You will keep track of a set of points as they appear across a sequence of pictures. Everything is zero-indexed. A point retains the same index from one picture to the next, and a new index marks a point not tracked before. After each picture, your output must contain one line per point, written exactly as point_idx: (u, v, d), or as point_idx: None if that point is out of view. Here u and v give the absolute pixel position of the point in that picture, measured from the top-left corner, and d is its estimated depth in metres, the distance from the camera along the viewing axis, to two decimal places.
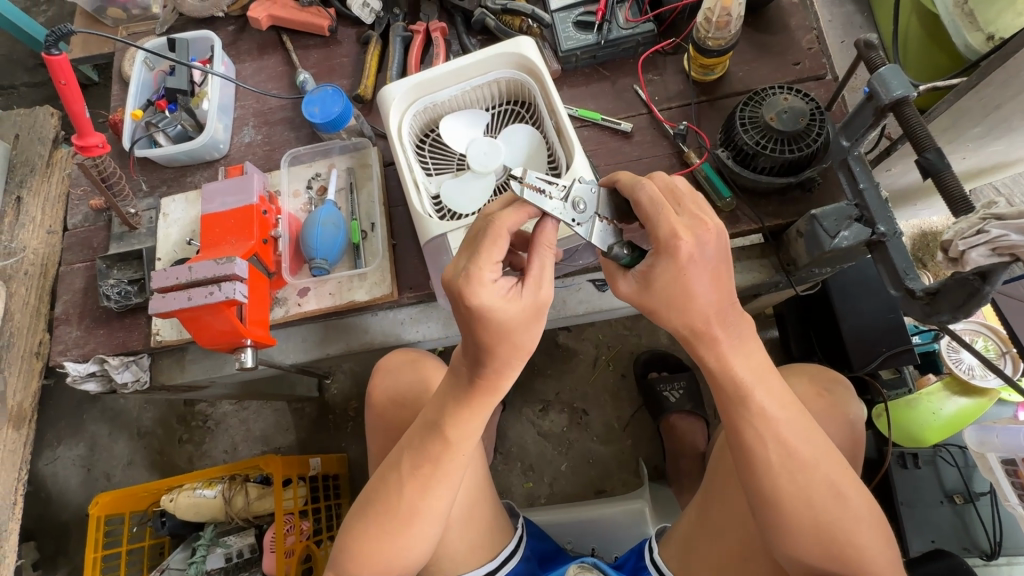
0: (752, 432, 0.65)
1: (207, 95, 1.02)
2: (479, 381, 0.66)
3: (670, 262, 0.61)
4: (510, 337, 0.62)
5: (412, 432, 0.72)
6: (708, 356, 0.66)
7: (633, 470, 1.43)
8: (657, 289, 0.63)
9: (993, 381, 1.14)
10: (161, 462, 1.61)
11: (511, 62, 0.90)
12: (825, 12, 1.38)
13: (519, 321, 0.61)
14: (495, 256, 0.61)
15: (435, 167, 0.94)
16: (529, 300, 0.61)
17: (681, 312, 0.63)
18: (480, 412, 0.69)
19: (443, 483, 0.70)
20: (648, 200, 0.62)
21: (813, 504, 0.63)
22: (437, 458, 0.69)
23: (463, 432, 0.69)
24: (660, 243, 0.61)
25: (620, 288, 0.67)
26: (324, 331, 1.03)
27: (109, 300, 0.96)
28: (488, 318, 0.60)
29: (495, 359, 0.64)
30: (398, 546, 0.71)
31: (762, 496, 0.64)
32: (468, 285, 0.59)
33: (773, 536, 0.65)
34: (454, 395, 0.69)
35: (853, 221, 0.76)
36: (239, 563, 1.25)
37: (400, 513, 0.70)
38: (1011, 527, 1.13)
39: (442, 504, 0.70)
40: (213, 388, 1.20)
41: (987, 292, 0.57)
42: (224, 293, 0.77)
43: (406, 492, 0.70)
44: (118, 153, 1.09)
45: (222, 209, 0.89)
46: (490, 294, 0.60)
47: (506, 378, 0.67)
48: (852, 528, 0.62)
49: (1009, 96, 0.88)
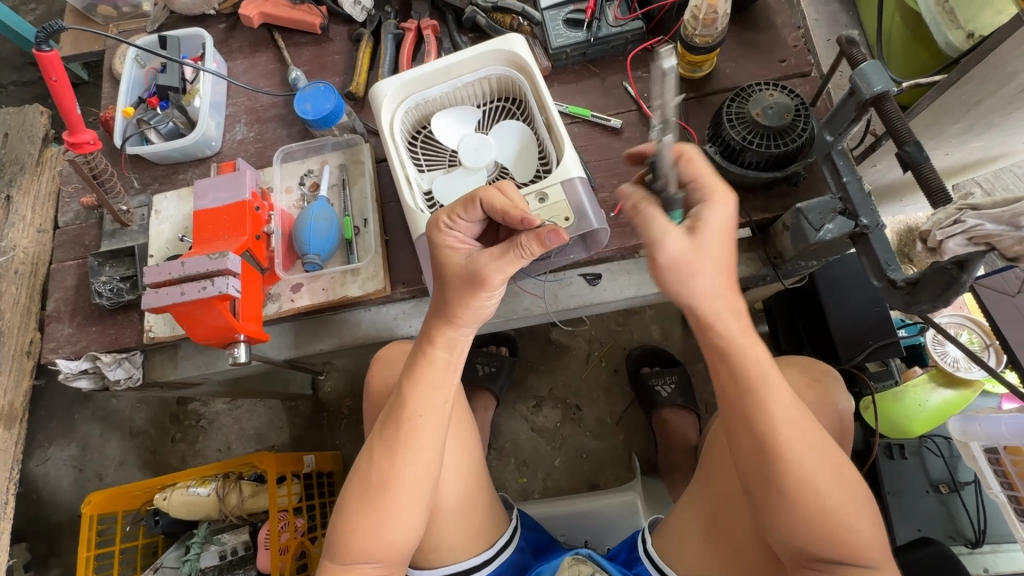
0: (762, 420, 0.64)
1: (199, 92, 1.03)
2: (424, 338, 0.73)
3: (722, 211, 0.67)
4: (448, 296, 0.69)
5: (380, 414, 0.74)
6: (729, 338, 0.67)
7: (626, 465, 1.44)
8: (707, 241, 0.66)
9: (976, 372, 1.17)
10: (154, 461, 1.61)
11: (501, 58, 0.91)
12: (812, 11, 1.40)
13: (454, 277, 0.68)
14: (454, 214, 0.70)
15: (426, 163, 0.94)
16: (469, 269, 0.67)
17: (709, 271, 0.66)
18: (432, 373, 0.72)
19: (411, 451, 0.71)
20: (699, 160, 0.69)
21: (815, 491, 0.62)
22: (400, 422, 0.71)
23: (418, 394, 0.71)
24: (709, 195, 0.68)
25: (667, 247, 0.65)
26: (318, 327, 1.04)
27: (101, 297, 0.96)
28: (433, 257, 0.71)
29: (432, 309, 0.72)
30: (375, 521, 0.70)
31: (766, 485, 0.64)
32: (432, 225, 0.71)
33: (769, 521, 0.65)
34: (412, 357, 0.74)
35: (837, 214, 0.77)
36: (234, 560, 1.25)
37: (373, 484, 0.71)
38: (993, 514, 1.16)
39: (412, 474, 0.71)
40: (207, 386, 1.20)
41: (964, 280, 0.59)
42: (218, 287, 0.78)
43: (376, 460, 0.72)
44: (110, 150, 1.09)
45: (214, 205, 0.89)
46: (443, 237, 0.71)
47: (443, 339, 0.72)
48: (850, 514, 0.63)
49: (989, 92, 0.90)
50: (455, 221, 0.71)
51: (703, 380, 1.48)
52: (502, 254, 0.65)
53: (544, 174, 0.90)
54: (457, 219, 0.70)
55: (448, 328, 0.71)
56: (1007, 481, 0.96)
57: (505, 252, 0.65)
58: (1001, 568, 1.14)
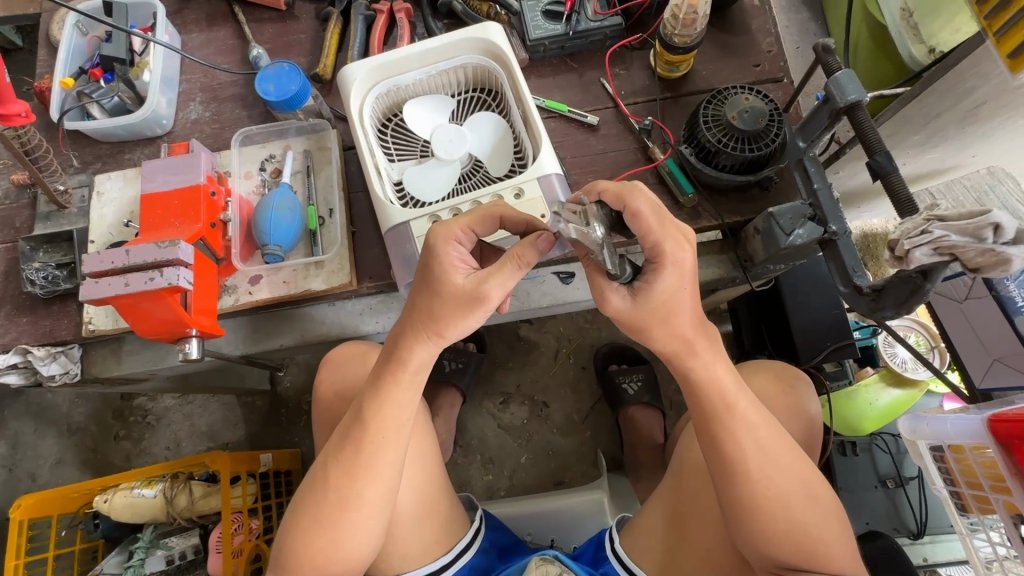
0: (726, 443, 0.65)
1: (148, 66, 0.95)
2: (393, 356, 0.68)
3: (673, 272, 0.61)
4: (437, 311, 0.64)
5: (337, 429, 0.71)
6: (695, 372, 0.67)
7: (592, 461, 1.44)
8: (651, 302, 0.62)
9: (922, 373, 1.25)
10: (94, 460, 1.50)
11: (478, 47, 0.88)
12: (782, 17, 1.44)
13: (449, 290, 0.63)
14: (472, 224, 0.66)
15: (397, 153, 0.90)
16: (468, 283, 0.62)
17: (668, 326, 0.64)
18: (398, 392, 0.68)
19: (369, 470, 0.68)
20: (648, 212, 0.61)
21: (790, 507, 0.64)
22: (359, 442, 0.68)
23: (382, 413, 0.68)
24: (660, 254, 0.61)
25: (610, 304, 0.64)
26: (276, 322, 0.99)
27: (34, 285, 0.88)
28: (428, 264, 0.64)
29: (410, 320, 0.66)
30: (329, 538, 0.68)
31: (732, 502, 0.66)
32: (438, 230, 0.64)
33: (741, 535, 0.67)
34: (376, 373, 0.69)
35: (807, 220, 0.79)
36: (181, 565, 1.18)
37: (329, 503, 0.68)
38: (935, 508, 1.23)
39: (370, 493, 0.68)
40: (154, 380, 1.13)
41: (927, 290, 0.63)
42: (167, 279, 0.71)
43: (332, 480, 0.68)
44: (46, 124, 1.00)
45: (164, 189, 0.83)
46: (447, 252, 0.64)
47: (416, 357, 0.68)
48: (823, 529, 0.65)
49: (947, 107, 0.93)
50: (464, 237, 0.66)
51: (669, 378, 1.50)
52: (500, 267, 0.62)
53: (520, 169, 0.88)
54: (471, 231, 0.66)
55: (423, 342, 0.67)
56: (950, 477, 0.93)
57: (504, 263, 0.62)
58: (939, 558, 1.19)
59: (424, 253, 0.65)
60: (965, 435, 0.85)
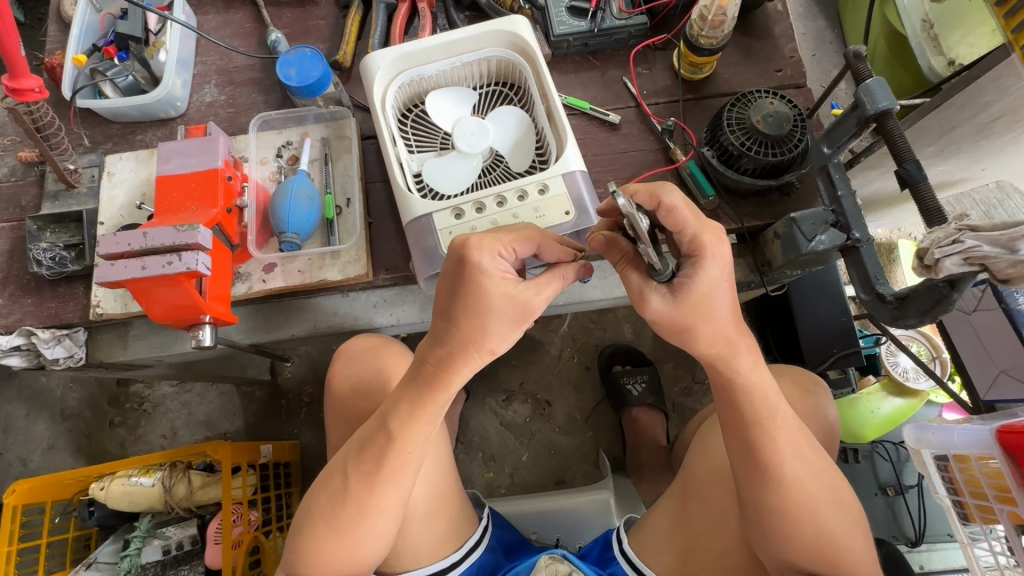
0: (757, 449, 0.65)
1: (164, 45, 0.93)
2: (433, 375, 0.64)
3: (716, 263, 0.61)
4: (485, 326, 0.61)
5: (363, 432, 0.69)
6: (739, 375, 0.66)
7: (593, 461, 1.44)
8: (693, 299, 0.62)
9: (923, 383, 1.26)
10: (88, 447, 1.48)
11: (504, 41, 0.87)
12: (799, 25, 1.45)
13: (503, 307, 0.61)
14: (514, 242, 0.64)
15: (417, 144, 0.89)
16: (519, 295, 0.61)
17: (711, 323, 0.63)
18: (435, 408, 0.66)
19: (389, 479, 0.67)
20: (683, 206, 0.60)
21: (816, 512, 0.65)
22: (384, 453, 0.66)
23: (410, 415, 0.66)
24: (700, 247, 0.61)
25: (651, 305, 0.63)
26: (288, 311, 0.97)
27: (41, 266, 0.86)
28: (472, 282, 0.60)
29: (458, 341, 0.62)
30: (349, 539, 0.67)
31: (759, 507, 0.65)
32: (478, 241, 0.61)
33: (761, 540, 0.67)
34: (410, 387, 0.66)
35: (829, 226, 0.78)
36: (178, 555, 1.15)
37: (350, 500, 0.67)
38: (934, 516, 1.23)
39: (391, 501, 0.67)
40: (157, 367, 1.10)
41: (954, 298, 0.63)
42: (185, 263, 0.70)
43: (355, 478, 0.67)
44: (56, 101, 0.97)
45: (180, 171, 0.81)
46: (497, 269, 0.61)
47: (461, 376, 0.65)
48: (846, 536, 0.65)
49: (963, 120, 0.94)
50: (507, 251, 0.64)
51: (673, 380, 1.50)
52: (547, 280, 0.64)
53: (542, 166, 0.87)
54: (513, 248, 0.64)
55: (472, 362, 0.64)
56: (952, 486, 0.90)
57: (551, 276, 0.64)
58: (935, 566, 1.20)
59: (461, 266, 0.61)
60: (972, 446, 0.83)
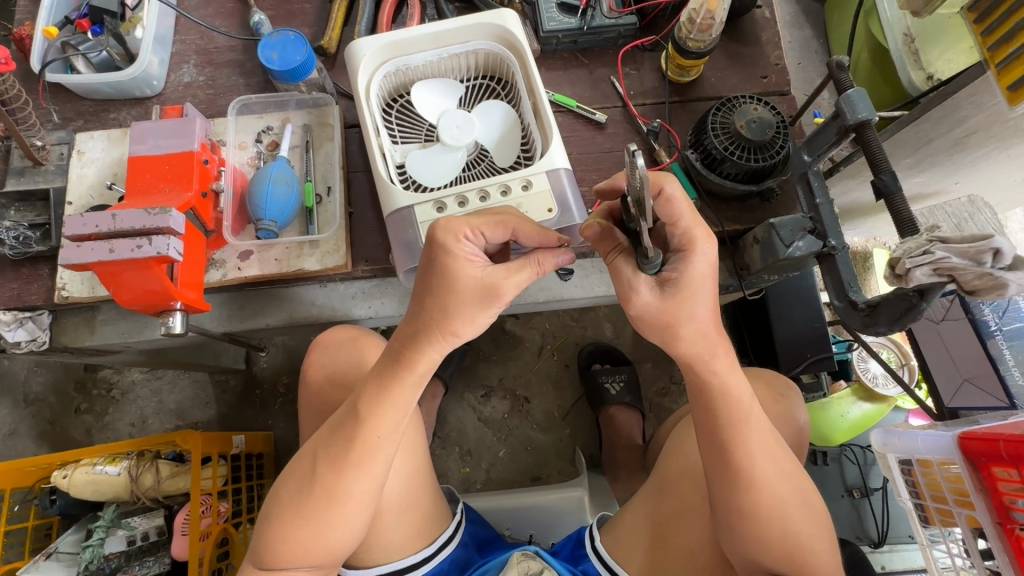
0: (731, 453, 0.66)
1: (141, 22, 0.89)
2: (399, 356, 0.66)
3: (703, 261, 0.62)
4: (448, 305, 0.62)
5: (332, 417, 0.69)
6: (716, 376, 0.66)
7: (569, 458, 1.45)
8: (681, 295, 0.62)
9: (891, 389, 1.29)
10: (53, 433, 1.43)
11: (492, 34, 0.86)
12: (786, 34, 1.47)
13: (466, 285, 0.62)
14: (483, 226, 0.63)
15: (401, 135, 0.88)
16: (484, 278, 0.62)
17: (693, 323, 0.64)
18: (395, 390, 0.66)
19: (356, 466, 0.66)
20: (681, 198, 0.61)
21: (787, 516, 0.66)
22: (349, 436, 0.66)
23: (380, 405, 0.66)
24: (691, 243, 0.62)
25: (641, 299, 0.63)
26: (264, 300, 0.96)
27: (3, 245, 0.82)
28: (439, 264, 0.62)
29: (419, 320, 0.64)
30: (314, 530, 0.66)
31: (739, 512, 0.66)
32: (444, 224, 0.62)
33: (732, 540, 0.68)
34: (379, 370, 0.67)
35: (807, 232, 0.79)
36: (144, 546, 1.13)
37: (316, 491, 0.66)
38: (896, 519, 1.28)
39: (359, 488, 0.66)
40: (126, 353, 1.07)
41: (922, 308, 0.64)
42: (156, 247, 0.67)
43: (322, 468, 0.66)
44: (24, 74, 0.94)
45: (154, 152, 0.79)
46: (459, 247, 0.62)
47: (425, 358, 0.66)
48: (815, 539, 0.67)
49: (940, 133, 0.96)
50: (473, 234, 0.63)
51: (651, 380, 1.51)
52: (519, 266, 0.63)
53: (526, 162, 0.87)
54: (480, 232, 0.63)
55: (436, 344, 0.65)
56: (915, 490, 0.93)
57: (523, 264, 0.63)
58: (896, 566, 1.22)
59: (430, 247, 0.63)
60: (936, 453, 0.84)
